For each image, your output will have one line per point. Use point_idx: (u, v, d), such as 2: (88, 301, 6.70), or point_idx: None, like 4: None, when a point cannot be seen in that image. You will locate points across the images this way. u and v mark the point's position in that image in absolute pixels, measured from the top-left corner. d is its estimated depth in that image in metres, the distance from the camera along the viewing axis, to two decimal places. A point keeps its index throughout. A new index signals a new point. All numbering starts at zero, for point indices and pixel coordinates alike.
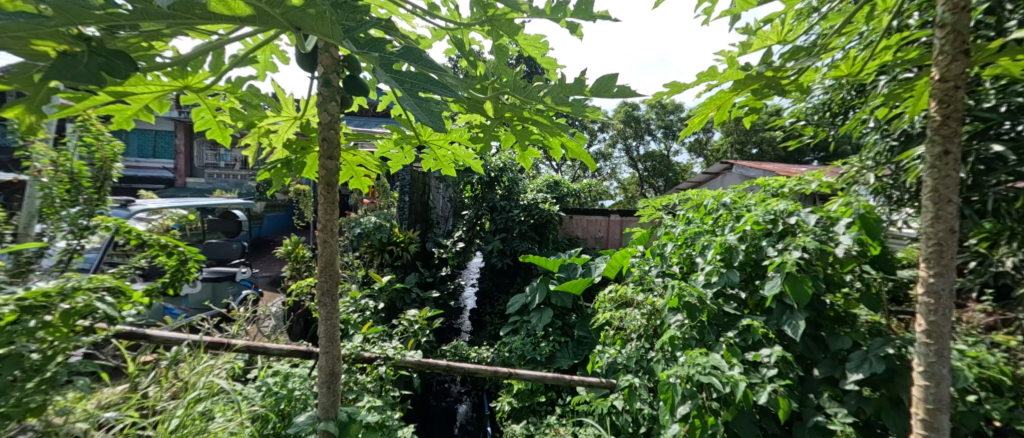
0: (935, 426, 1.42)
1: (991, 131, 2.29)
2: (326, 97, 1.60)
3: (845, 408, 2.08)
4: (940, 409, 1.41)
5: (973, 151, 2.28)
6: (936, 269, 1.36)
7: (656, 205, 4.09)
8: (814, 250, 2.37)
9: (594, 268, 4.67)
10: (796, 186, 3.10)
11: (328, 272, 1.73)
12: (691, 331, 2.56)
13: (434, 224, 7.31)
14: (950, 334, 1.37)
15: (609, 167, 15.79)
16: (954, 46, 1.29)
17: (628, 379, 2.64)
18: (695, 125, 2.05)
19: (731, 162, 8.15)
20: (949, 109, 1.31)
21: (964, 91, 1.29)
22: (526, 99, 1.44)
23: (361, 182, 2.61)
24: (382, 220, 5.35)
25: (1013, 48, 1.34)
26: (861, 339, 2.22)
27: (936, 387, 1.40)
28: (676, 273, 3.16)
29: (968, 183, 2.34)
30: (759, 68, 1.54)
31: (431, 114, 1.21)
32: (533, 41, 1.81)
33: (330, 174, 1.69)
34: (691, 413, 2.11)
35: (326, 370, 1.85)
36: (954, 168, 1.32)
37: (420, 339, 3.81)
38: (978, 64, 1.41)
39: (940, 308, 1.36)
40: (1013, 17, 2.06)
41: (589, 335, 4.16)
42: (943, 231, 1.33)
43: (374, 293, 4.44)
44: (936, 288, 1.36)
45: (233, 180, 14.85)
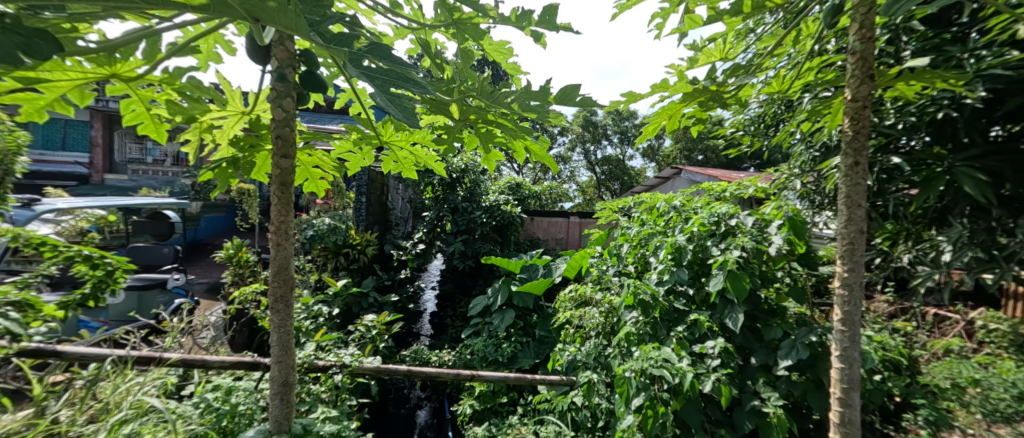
0: (849, 403, 1.55)
1: (890, 146, 2.51)
2: (278, 92, 1.55)
3: (776, 392, 2.27)
4: (853, 390, 1.54)
5: (877, 162, 2.46)
6: (849, 264, 1.51)
7: (612, 207, 4.24)
8: (751, 249, 2.55)
9: (555, 269, 4.77)
10: (735, 191, 3.34)
11: (281, 275, 1.70)
12: (645, 327, 2.68)
13: (392, 226, 7.20)
14: (861, 321, 1.51)
15: (568, 170, 16.09)
16: (862, 70, 1.45)
17: (587, 376, 2.75)
18: (649, 132, 2.17)
19: (679, 168, 8.55)
20: (858, 125, 1.48)
21: (870, 110, 1.47)
22: (492, 104, 1.50)
23: (316, 183, 2.55)
24: (336, 222, 5.23)
25: (907, 74, 1.49)
26: (789, 329, 2.42)
27: (849, 369, 1.53)
28: (632, 272, 3.29)
29: (874, 190, 2.52)
30: (704, 82, 1.67)
31: (404, 110, 1.27)
32: (498, 46, 1.86)
33: (284, 174, 1.67)
34: (644, 404, 2.22)
35: (279, 376, 1.82)
36: (863, 176, 1.49)
37: (377, 345, 3.79)
38: (881, 88, 1.55)
39: (853, 298, 1.50)
40: (908, 48, 2.37)
41: (550, 335, 4.25)
42: (854, 232, 1.49)
43: (327, 299, 4.45)
44: (849, 281, 1.51)
45: (163, 178, 13.78)
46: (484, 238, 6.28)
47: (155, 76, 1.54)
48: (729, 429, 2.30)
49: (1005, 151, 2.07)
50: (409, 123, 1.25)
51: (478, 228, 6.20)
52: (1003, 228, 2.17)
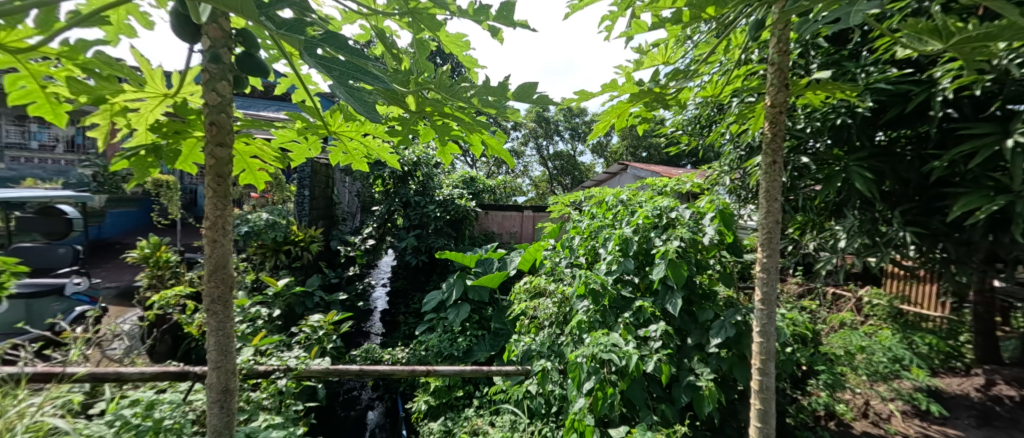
0: (766, 372, 1.71)
1: (802, 147, 2.74)
2: (211, 74, 1.23)
3: (708, 367, 2.47)
4: (769, 360, 1.72)
5: (789, 161, 2.69)
6: (767, 251, 1.69)
7: (564, 201, 4.37)
8: (689, 239, 2.74)
9: (509, 262, 4.85)
10: (675, 186, 3.56)
11: (217, 275, 1.33)
12: (595, 315, 2.83)
13: (340, 221, 6.98)
14: (777, 300, 1.69)
15: (522, 164, 16.24)
16: (779, 79, 1.62)
17: (541, 364, 2.83)
18: (600, 129, 2.28)
19: (625, 163, 8.95)
20: (775, 129, 1.65)
21: (785, 116, 1.65)
22: (450, 97, 1.48)
23: (255, 175, 2.29)
24: (275, 218, 4.99)
25: (815, 85, 1.69)
26: (719, 310, 2.64)
27: (766, 341, 1.70)
28: (583, 263, 3.43)
29: (787, 186, 2.78)
30: (648, 84, 1.80)
31: (364, 104, 1.29)
32: (454, 39, 1.88)
33: (221, 164, 1.30)
34: (595, 386, 2.35)
35: (217, 387, 1.42)
36: (779, 174, 1.67)
37: (325, 346, 3.70)
38: (794, 96, 1.74)
39: (769, 280, 1.69)
40: (813, 62, 2.64)
41: (505, 327, 4.33)
42: (772, 222, 1.68)
43: (266, 300, 4.21)
44: (767, 266, 1.70)
45: (49, 165, 9.93)
46: (438, 233, 6.24)
47: (52, 49, 1.17)
48: (670, 403, 2.48)
49: (890, 155, 2.48)
50: (370, 115, 1.27)
51: (432, 223, 6.16)
52: (885, 218, 2.50)
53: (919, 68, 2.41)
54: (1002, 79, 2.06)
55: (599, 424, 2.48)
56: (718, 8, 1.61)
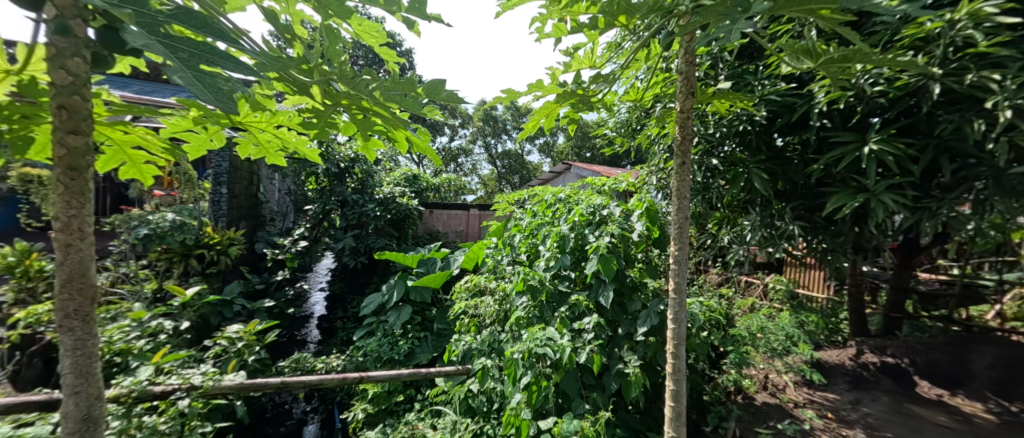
0: (677, 355, 1.86)
1: (715, 150, 2.94)
2: (57, 49, 0.92)
3: (635, 355, 2.60)
4: (680, 344, 1.85)
5: (701, 163, 2.91)
6: (678, 245, 1.83)
7: (509, 200, 4.40)
8: (619, 235, 2.87)
9: (453, 261, 4.80)
10: (612, 186, 3.75)
11: (74, 284, 1.00)
12: (533, 310, 2.89)
13: (267, 221, 6.57)
14: (687, 289, 1.84)
15: (470, 163, 16.18)
16: (686, 87, 1.77)
17: (481, 362, 2.83)
18: (530, 129, 2.31)
19: (569, 163, 9.23)
20: (684, 133, 1.81)
21: (692, 121, 1.81)
22: (354, 90, 1.40)
23: (139, 169, 1.70)
24: (182, 219, 4.55)
25: (720, 94, 1.87)
26: (646, 301, 2.78)
27: (677, 327, 1.84)
28: (524, 260, 3.49)
29: (702, 186, 3.01)
30: (571, 85, 1.88)
31: (218, 93, 0.91)
32: (369, 27, 1.53)
33: (75, 155, 0.98)
34: (530, 381, 2.41)
35: (76, 422, 1.04)
36: (688, 174, 1.82)
37: (245, 359, 3.49)
38: (701, 104, 1.92)
39: (680, 271, 1.83)
40: (721, 72, 2.86)
41: (447, 327, 4.29)
42: (681, 218, 1.82)
43: (172, 310, 3.83)
44: (677, 259, 1.84)
45: None
46: (378, 233, 6.07)
47: None
48: (601, 391, 2.59)
49: (780, 160, 2.74)
50: (225, 109, 0.90)
51: (371, 222, 5.95)
52: (780, 213, 2.77)
53: (801, 84, 2.71)
54: (859, 95, 2.34)
55: (535, 417, 2.54)
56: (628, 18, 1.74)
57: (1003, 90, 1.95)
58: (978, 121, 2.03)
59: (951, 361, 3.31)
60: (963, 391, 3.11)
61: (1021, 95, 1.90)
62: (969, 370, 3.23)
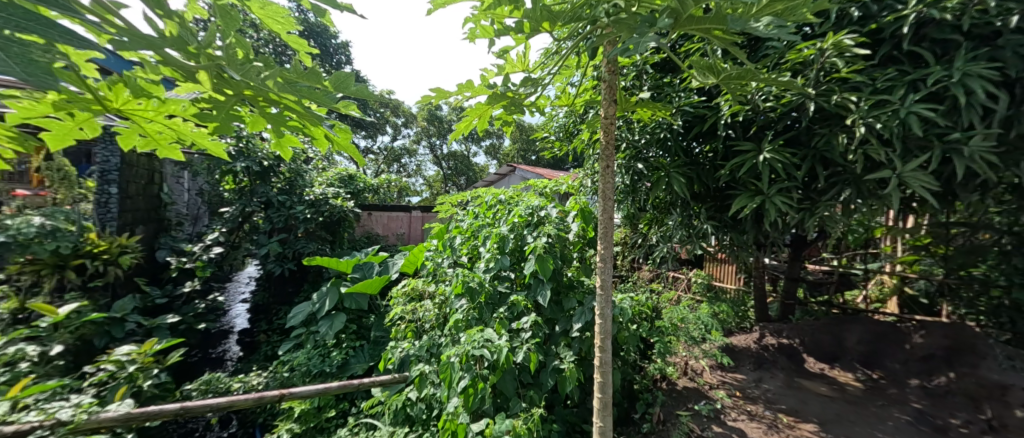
0: (603, 347, 1.95)
1: (643, 153, 3.06)
2: None
3: (571, 350, 2.63)
4: (607, 337, 1.95)
5: (628, 167, 3.04)
6: (603, 243, 1.93)
7: (451, 200, 4.17)
8: (555, 235, 2.89)
9: (391, 265, 4.66)
10: (553, 187, 3.65)
11: None
12: (471, 313, 2.88)
13: (173, 226, 5.97)
14: (612, 284, 1.94)
15: (414, 164, 15.80)
16: (609, 94, 1.89)
17: (418, 368, 2.72)
18: (463, 130, 2.30)
19: (512, 166, 9.41)
20: (607, 137, 1.91)
21: (615, 127, 1.92)
22: (250, 80, 1.36)
23: None
24: (57, 225, 4.00)
25: (639, 102, 1.99)
26: (581, 298, 2.85)
27: (602, 321, 1.93)
28: (465, 262, 3.40)
29: (628, 189, 3.15)
30: (501, 88, 1.94)
31: (30, 64, 0.90)
32: (273, 13, 1.49)
33: None
34: (467, 383, 2.38)
35: None
36: (612, 175, 1.92)
37: (139, 384, 3.16)
38: (624, 110, 2.02)
39: (604, 267, 1.93)
40: (643, 83, 3.01)
41: (383, 334, 4.18)
42: (606, 218, 1.92)
43: (42, 334, 3.42)
44: (603, 256, 1.93)
45: None
46: (309, 236, 5.75)
47: None
48: (538, 388, 2.62)
49: (694, 165, 2.86)
50: (37, 82, 0.90)
51: (301, 225, 5.63)
52: (696, 214, 2.96)
53: (710, 96, 2.91)
54: (754, 109, 2.45)
55: (471, 419, 2.53)
56: (552, 24, 1.90)
57: (858, 110, 2.12)
58: (842, 135, 2.22)
59: (829, 337, 3.53)
60: (839, 364, 3.37)
61: (871, 114, 2.08)
62: (842, 346, 3.49)
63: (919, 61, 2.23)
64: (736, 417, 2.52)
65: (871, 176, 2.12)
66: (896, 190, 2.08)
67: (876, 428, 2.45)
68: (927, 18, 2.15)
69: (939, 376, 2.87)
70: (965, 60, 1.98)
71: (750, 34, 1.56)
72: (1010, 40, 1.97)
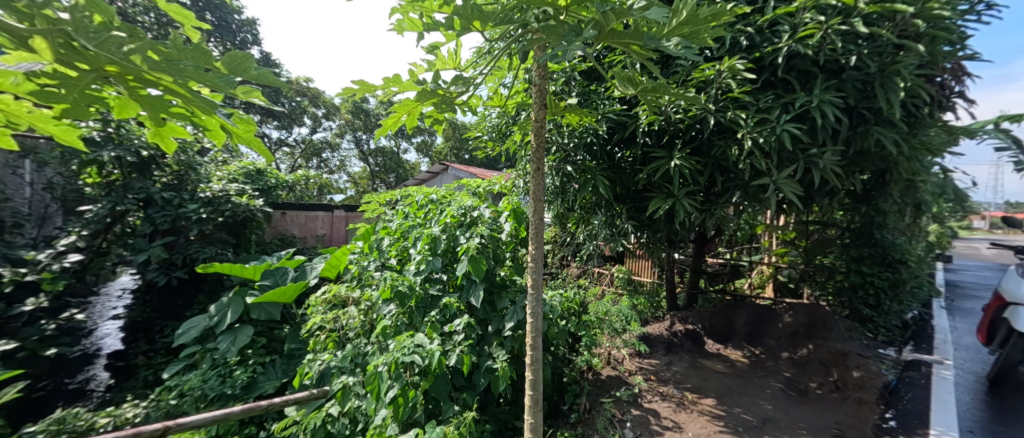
0: (534, 345, 1.95)
1: (571, 157, 3.23)
2: None
3: (503, 349, 2.63)
4: (538, 335, 1.95)
5: (557, 169, 3.20)
6: (534, 243, 1.93)
7: (379, 200, 3.80)
8: (488, 236, 2.88)
9: (310, 270, 4.08)
10: (487, 188, 3.54)
11: None
12: (401, 318, 2.74)
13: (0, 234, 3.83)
14: (543, 283, 1.95)
15: (337, 158, 14.04)
16: (539, 97, 1.93)
17: (341, 380, 2.51)
18: (389, 126, 2.20)
19: (445, 164, 9.58)
20: (538, 139, 1.95)
21: (545, 129, 1.96)
22: (110, 51, 1.20)
23: None
24: None
25: (569, 107, 2.07)
26: (513, 298, 2.85)
27: (534, 320, 1.94)
28: (394, 265, 3.20)
29: (558, 190, 3.32)
30: (430, 84, 1.89)
31: None
32: None
33: None
34: (396, 392, 2.28)
35: None
36: (542, 177, 1.95)
37: None
38: (554, 115, 2.10)
39: (535, 267, 1.93)
40: (572, 90, 3.17)
41: (301, 347, 3.67)
42: (537, 219, 1.93)
43: None
44: (534, 256, 1.94)
45: None
46: (205, 239, 4.81)
47: None
48: (471, 390, 2.60)
49: (617, 168, 3.14)
50: None
51: (191, 226, 4.65)
52: (619, 214, 3.22)
53: (632, 106, 3.14)
54: (667, 120, 2.70)
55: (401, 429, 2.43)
56: (483, 24, 1.86)
57: (746, 126, 2.47)
58: (733, 147, 2.57)
59: (722, 320, 3.92)
60: (731, 344, 3.78)
61: (757, 130, 2.43)
62: (732, 327, 3.88)
63: (789, 87, 2.68)
64: (651, 399, 2.76)
65: (755, 183, 2.52)
66: (772, 194, 2.49)
67: (760, 398, 2.87)
68: (795, 52, 2.57)
69: (801, 348, 3.42)
70: (820, 89, 2.43)
71: (663, 52, 1.72)
72: (850, 76, 2.46)
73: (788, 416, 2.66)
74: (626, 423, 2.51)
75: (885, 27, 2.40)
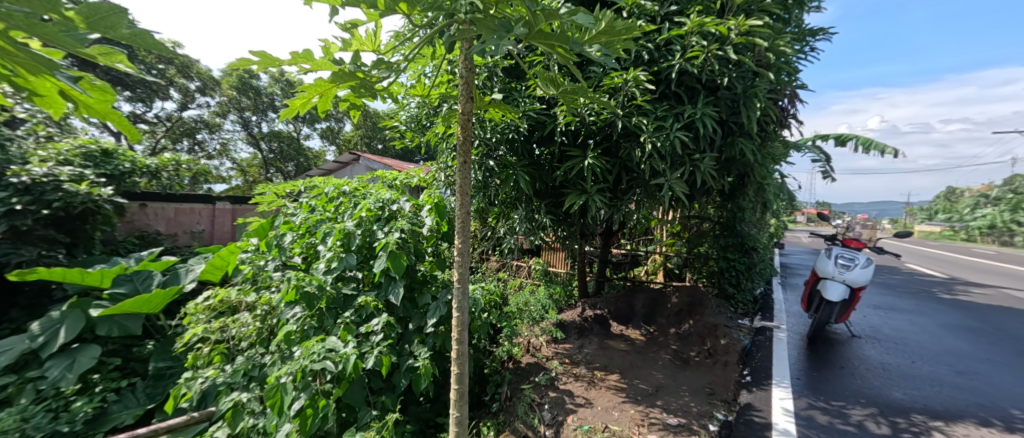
0: (460, 339, 1.94)
1: (493, 152, 3.27)
2: None
3: (425, 347, 2.54)
4: (464, 329, 1.95)
5: (479, 164, 3.22)
6: (461, 237, 1.91)
7: (277, 191, 3.27)
8: (409, 230, 2.74)
9: (184, 272, 3.25)
10: (405, 180, 3.39)
11: None
12: (309, 322, 2.47)
13: None
14: (470, 277, 1.94)
15: (217, 142, 12.38)
16: (466, 91, 1.91)
17: (232, 398, 2.19)
18: (297, 107, 1.98)
19: (357, 154, 9.46)
20: (466, 133, 1.93)
21: (472, 123, 1.94)
22: None
23: None
24: None
25: (494, 103, 2.09)
26: (436, 293, 2.74)
27: (461, 314, 1.92)
28: (299, 264, 2.87)
29: (481, 184, 3.36)
30: (349, 65, 1.73)
31: None
32: None
33: None
34: (304, 404, 2.08)
35: None
36: (470, 171, 1.93)
37: None
38: (479, 110, 2.12)
39: (463, 261, 1.91)
40: (495, 85, 3.20)
41: (174, 366, 2.94)
42: (464, 213, 1.91)
43: None
44: (461, 250, 1.92)
45: None
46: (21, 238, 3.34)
47: None
48: (390, 392, 2.48)
49: (536, 165, 3.27)
50: None
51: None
52: (537, 209, 3.36)
53: (550, 105, 3.28)
54: (583, 122, 2.90)
55: None
56: (410, 8, 1.78)
57: (647, 131, 2.77)
58: (637, 149, 2.87)
59: (624, 304, 4.31)
60: (632, 325, 4.18)
61: (655, 135, 2.74)
62: (632, 309, 4.30)
63: (680, 100, 3.09)
64: (566, 380, 2.96)
65: (654, 182, 2.85)
66: (665, 192, 2.83)
67: (654, 369, 3.27)
68: (685, 69, 2.96)
69: (684, 323, 3.97)
70: (702, 104, 2.86)
71: (585, 57, 1.82)
72: (724, 94, 2.94)
73: (675, 381, 3.09)
74: (544, 405, 2.64)
75: (747, 57, 2.89)
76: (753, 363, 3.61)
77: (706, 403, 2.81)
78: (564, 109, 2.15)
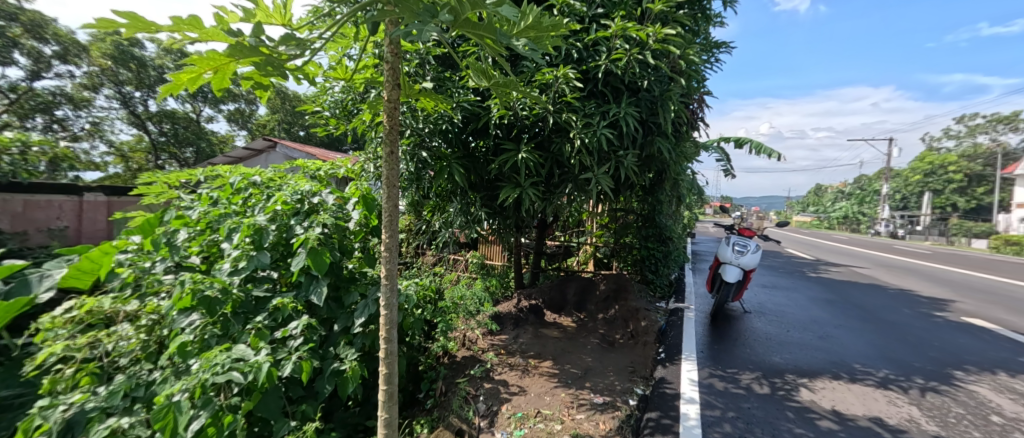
0: (388, 339, 1.86)
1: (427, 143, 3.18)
2: None
3: (352, 349, 2.39)
4: (393, 327, 1.87)
5: (412, 155, 3.12)
6: (389, 232, 1.80)
7: (170, 180, 2.82)
8: (333, 225, 2.53)
9: (36, 279, 2.60)
10: (330, 170, 3.14)
11: None
12: (207, 331, 2.20)
13: None
14: (398, 274, 1.85)
15: (89, 120, 10.37)
16: (392, 77, 1.79)
17: (108, 424, 1.87)
18: (184, 82, 1.70)
19: (275, 140, 8.69)
20: (392, 122, 1.81)
21: (398, 112, 1.83)
22: None
23: None
24: None
25: (422, 91, 2.00)
26: (364, 291, 2.58)
27: (389, 312, 1.84)
28: (196, 265, 2.55)
29: (414, 177, 3.26)
30: (248, 39, 1.53)
31: None
32: None
33: None
34: (204, 423, 1.84)
35: None
36: (396, 161, 1.82)
37: None
38: (407, 98, 2.01)
39: (390, 257, 1.81)
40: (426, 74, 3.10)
41: (25, 393, 2.37)
42: (391, 206, 1.80)
43: None
44: (389, 245, 1.82)
45: None
46: None
47: None
48: (311, 400, 2.31)
49: (471, 158, 3.25)
50: None
51: None
52: (473, 202, 3.35)
53: (485, 98, 3.27)
54: (517, 116, 2.95)
55: None
56: None
57: (576, 128, 2.89)
58: (568, 145, 2.98)
59: (556, 292, 4.52)
60: (564, 313, 4.39)
61: (582, 131, 2.87)
62: (564, 298, 4.51)
63: (607, 99, 3.27)
64: (501, 371, 3.03)
65: (583, 176, 2.99)
66: (593, 186, 2.99)
67: (583, 353, 3.46)
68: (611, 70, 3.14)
69: (610, 309, 4.24)
70: (626, 104, 3.06)
71: (514, 50, 1.80)
72: (644, 95, 3.17)
73: (601, 364, 3.29)
74: (478, 397, 2.66)
75: (663, 62, 3.15)
76: (668, 341, 4.00)
77: (628, 381, 3.06)
78: (496, 102, 2.14)
